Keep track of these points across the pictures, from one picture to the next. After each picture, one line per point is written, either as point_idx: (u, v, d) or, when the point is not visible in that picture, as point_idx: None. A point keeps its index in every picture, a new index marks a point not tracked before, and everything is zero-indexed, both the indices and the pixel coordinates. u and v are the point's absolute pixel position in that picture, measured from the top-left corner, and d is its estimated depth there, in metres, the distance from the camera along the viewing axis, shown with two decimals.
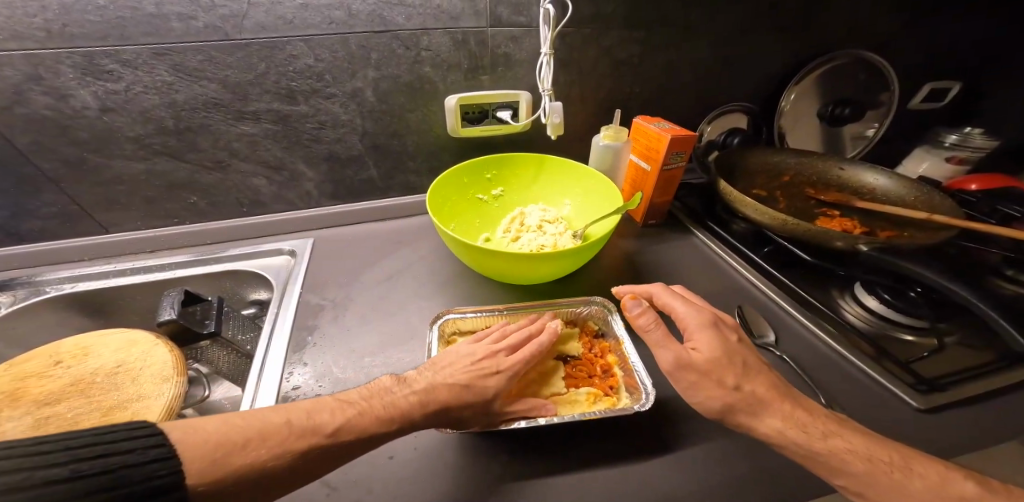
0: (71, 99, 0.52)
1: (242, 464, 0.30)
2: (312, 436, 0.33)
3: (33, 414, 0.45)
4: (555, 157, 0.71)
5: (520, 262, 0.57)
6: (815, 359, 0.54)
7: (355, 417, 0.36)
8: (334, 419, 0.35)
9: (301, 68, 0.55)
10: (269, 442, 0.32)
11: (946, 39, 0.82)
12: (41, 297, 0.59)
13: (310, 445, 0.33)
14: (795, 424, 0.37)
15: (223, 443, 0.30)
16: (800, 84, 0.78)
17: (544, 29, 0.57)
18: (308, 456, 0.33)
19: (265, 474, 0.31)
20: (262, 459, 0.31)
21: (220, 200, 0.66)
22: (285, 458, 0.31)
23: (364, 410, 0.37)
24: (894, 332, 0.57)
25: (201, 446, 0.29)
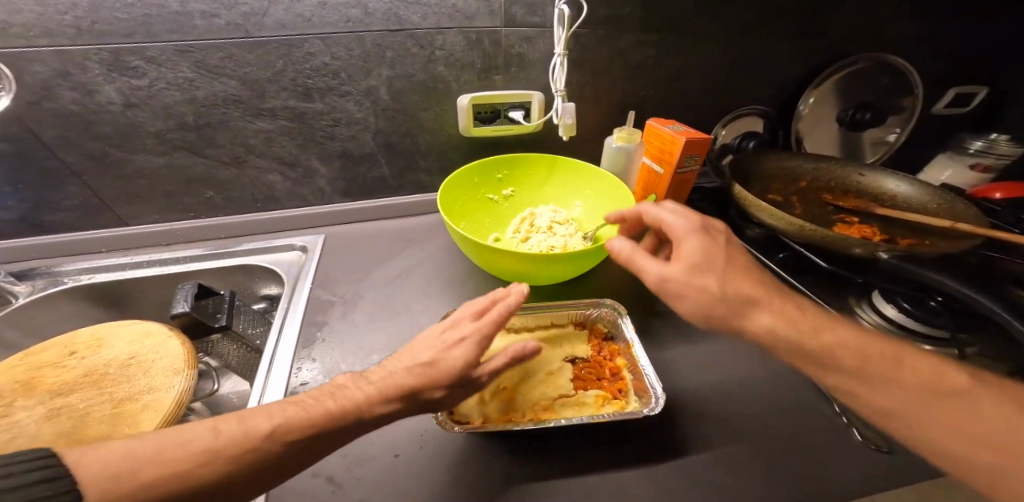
0: (98, 95, 0.53)
1: (160, 474, 0.26)
2: (245, 438, 0.30)
3: (45, 405, 0.46)
4: (567, 158, 0.70)
5: (530, 263, 0.57)
6: None
7: (295, 417, 0.32)
8: (268, 421, 0.31)
9: (318, 66, 0.56)
10: (189, 451, 0.28)
11: (971, 42, 0.80)
12: (58, 287, 0.61)
13: (238, 451, 0.29)
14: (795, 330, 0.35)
15: (134, 460, 0.27)
16: (819, 87, 0.76)
17: (558, 29, 0.57)
18: (241, 460, 0.29)
19: (189, 487, 0.27)
20: (184, 468, 0.27)
21: (235, 196, 0.67)
22: (212, 466, 0.28)
23: (301, 410, 0.33)
24: (914, 342, 0.55)
25: (115, 465, 0.26)
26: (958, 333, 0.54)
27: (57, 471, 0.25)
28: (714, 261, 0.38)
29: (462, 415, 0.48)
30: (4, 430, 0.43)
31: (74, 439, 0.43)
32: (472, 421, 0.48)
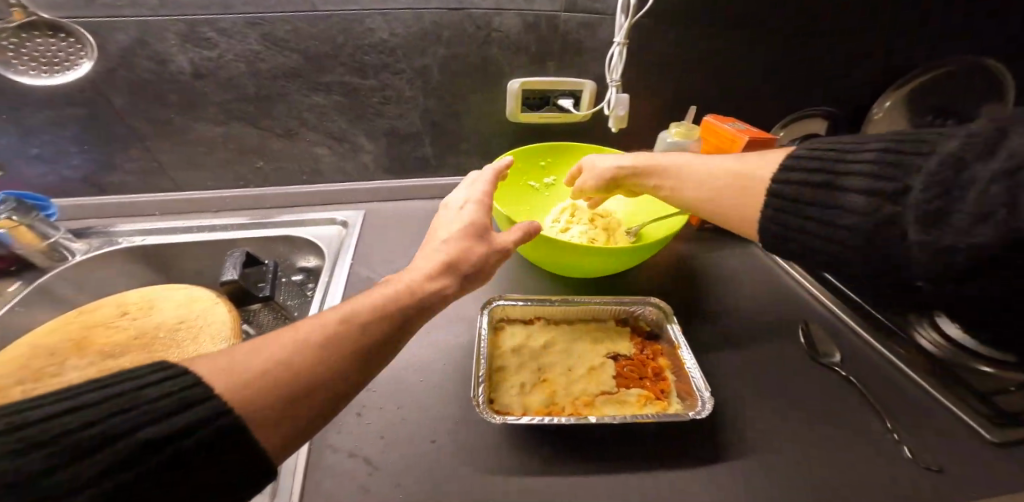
0: (170, 64, 0.55)
1: (262, 366, 0.25)
2: (324, 328, 0.29)
3: (97, 365, 0.48)
4: (613, 150, 0.68)
5: (577, 253, 0.55)
6: (883, 384, 0.53)
7: (364, 304, 0.32)
8: (336, 313, 0.31)
9: (377, 42, 0.57)
10: (279, 344, 0.27)
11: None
12: (113, 247, 0.63)
13: (325, 336, 0.29)
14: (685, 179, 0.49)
15: (233, 358, 0.25)
16: (898, 91, 0.73)
17: (621, 18, 0.55)
18: (330, 346, 0.28)
19: (297, 373, 0.26)
20: (285, 356, 0.26)
21: (283, 167, 0.68)
22: (308, 351, 0.27)
23: (367, 301, 0.33)
24: (973, 364, 0.53)
25: (219, 368, 0.25)
26: None
27: (175, 373, 0.24)
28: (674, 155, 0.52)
29: (500, 404, 0.47)
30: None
31: None
32: (512, 411, 0.46)
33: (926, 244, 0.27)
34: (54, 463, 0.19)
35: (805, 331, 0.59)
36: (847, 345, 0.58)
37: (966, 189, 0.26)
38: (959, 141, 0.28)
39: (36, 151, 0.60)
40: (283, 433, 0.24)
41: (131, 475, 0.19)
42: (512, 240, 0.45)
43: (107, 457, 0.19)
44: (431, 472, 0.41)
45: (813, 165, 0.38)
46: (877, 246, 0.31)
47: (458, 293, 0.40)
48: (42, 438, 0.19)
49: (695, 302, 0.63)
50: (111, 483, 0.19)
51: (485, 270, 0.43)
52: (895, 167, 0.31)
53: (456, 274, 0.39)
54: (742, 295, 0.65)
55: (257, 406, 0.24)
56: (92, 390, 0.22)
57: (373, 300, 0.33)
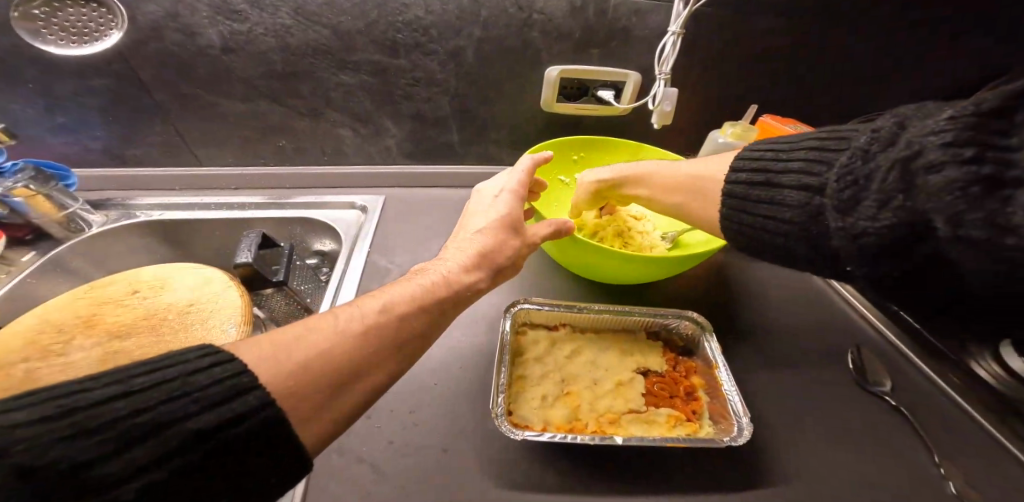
0: (199, 37, 0.53)
1: (305, 357, 0.25)
2: (364, 318, 0.29)
3: (103, 346, 0.46)
4: (653, 149, 0.63)
5: (610, 258, 0.50)
6: (941, 421, 0.47)
7: (401, 294, 0.32)
8: (374, 302, 0.31)
9: (411, 20, 0.53)
10: (320, 333, 0.27)
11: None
12: (131, 220, 0.61)
13: (363, 327, 0.28)
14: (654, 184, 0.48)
15: (276, 346, 0.25)
16: None
17: (679, 6, 0.51)
18: (370, 337, 0.28)
19: (338, 366, 0.26)
20: (327, 347, 0.26)
21: (305, 147, 0.66)
22: (348, 342, 0.27)
23: (404, 291, 0.33)
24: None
25: (264, 354, 0.25)
26: None
27: (225, 359, 0.23)
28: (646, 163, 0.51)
29: (519, 417, 0.43)
30: (65, 368, 0.43)
31: None
32: (532, 425, 0.42)
33: (842, 231, 0.28)
34: (107, 449, 0.18)
35: (857, 357, 0.53)
36: (902, 375, 0.52)
37: (869, 179, 0.26)
38: (867, 134, 0.28)
39: (59, 120, 0.58)
40: (323, 424, 0.25)
41: (181, 463, 0.19)
42: (544, 234, 0.42)
43: (157, 445, 0.19)
44: (437, 484, 0.37)
45: (756, 165, 0.37)
46: (808, 238, 0.32)
47: (490, 287, 0.39)
48: (94, 424, 0.19)
49: (734, 316, 0.58)
50: (160, 473, 0.19)
51: (517, 264, 0.41)
52: (822, 160, 0.32)
53: (491, 267, 0.38)
54: (787, 314, 0.59)
55: (300, 398, 0.24)
56: (140, 373, 0.21)
57: (411, 290, 0.33)
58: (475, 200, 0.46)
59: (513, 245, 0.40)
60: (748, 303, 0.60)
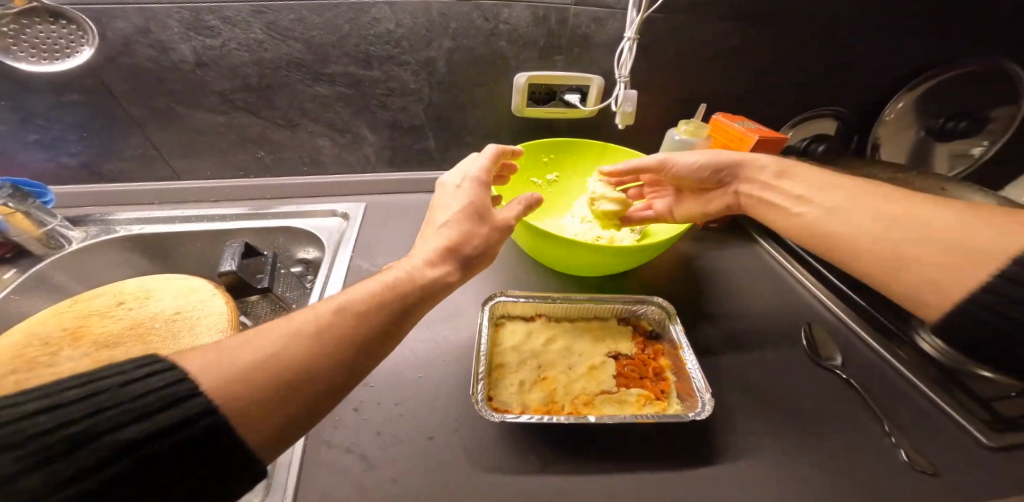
0: (172, 53, 0.54)
1: (252, 359, 0.26)
2: (318, 320, 0.30)
3: (91, 357, 0.47)
4: (618, 148, 0.68)
5: (582, 250, 0.53)
6: (884, 387, 0.52)
7: (361, 294, 0.33)
8: (331, 304, 0.32)
9: (382, 33, 0.56)
10: (271, 337, 0.28)
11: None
12: (111, 235, 0.62)
13: (317, 329, 0.30)
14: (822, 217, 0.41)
15: (224, 351, 0.27)
16: (913, 91, 0.73)
17: (632, 13, 0.55)
18: (323, 338, 0.29)
19: (286, 368, 0.27)
20: (274, 350, 0.27)
21: (284, 158, 0.68)
22: (299, 345, 0.28)
23: (362, 290, 0.34)
24: (973, 368, 0.52)
25: (212, 358, 0.26)
26: None
27: (165, 366, 0.24)
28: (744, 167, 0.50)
29: (500, 401, 0.46)
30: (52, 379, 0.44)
31: None
32: (511, 408, 0.45)
33: None
34: (28, 465, 0.19)
35: (809, 332, 0.58)
36: (850, 348, 0.57)
37: None
38: None
39: (34, 138, 0.59)
40: (270, 426, 0.26)
41: (111, 472, 0.21)
42: (513, 214, 0.45)
43: (89, 455, 0.21)
44: (423, 473, 0.40)
45: None
46: None
47: (461, 279, 0.40)
48: (21, 436, 0.20)
49: (700, 303, 0.62)
50: (91, 483, 0.20)
51: (483, 256, 0.42)
52: None
53: (456, 261, 0.40)
54: (746, 298, 0.64)
55: (243, 400, 0.25)
56: (72, 386, 0.22)
57: (372, 287, 0.34)
58: (438, 194, 0.46)
59: (476, 237, 0.41)
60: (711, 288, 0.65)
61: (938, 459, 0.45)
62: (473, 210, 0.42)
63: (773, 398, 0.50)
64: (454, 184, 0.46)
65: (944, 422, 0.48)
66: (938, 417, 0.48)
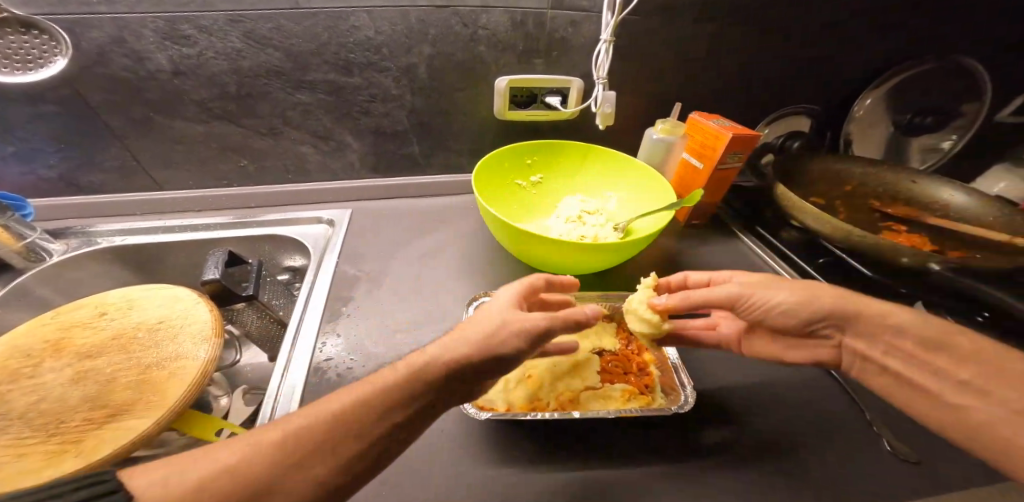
0: (148, 62, 0.54)
1: (206, 473, 0.25)
2: (289, 425, 0.29)
3: (73, 367, 0.46)
4: (600, 148, 0.69)
5: (563, 247, 0.53)
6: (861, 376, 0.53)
7: (343, 397, 0.31)
8: (310, 409, 0.30)
9: (361, 40, 0.56)
10: (238, 444, 0.27)
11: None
12: (93, 247, 0.61)
13: (285, 436, 0.28)
14: (888, 334, 0.41)
15: (185, 465, 0.26)
16: (877, 90, 0.76)
17: (607, 16, 0.56)
18: (287, 450, 0.27)
19: (241, 483, 0.25)
20: (239, 469, 0.26)
21: (267, 166, 0.68)
22: (260, 456, 0.27)
23: (360, 392, 0.31)
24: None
25: (181, 475, 0.25)
26: None
27: (105, 490, 0.23)
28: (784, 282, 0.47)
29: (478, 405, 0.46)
30: (33, 391, 0.43)
31: (100, 406, 0.42)
32: (496, 407, 0.46)
33: None
34: None
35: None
36: None
37: None
38: None
39: (10, 150, 0.58)
40: None
41: None
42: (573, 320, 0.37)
43: None
44: (410, 474, 0.40)
45: None
46: None
47: (467, 387, 0.34)
48: None
49: None
50: None
51: (500, 367, 0.35)
52: None
53: (467, 372, 0.34)
54: None
55: None
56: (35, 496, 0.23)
57: (356, 389, 0.31)
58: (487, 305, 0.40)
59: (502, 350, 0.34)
60: None
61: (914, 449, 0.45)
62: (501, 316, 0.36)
63: (753, 388, 0.51)
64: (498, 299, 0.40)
65: None
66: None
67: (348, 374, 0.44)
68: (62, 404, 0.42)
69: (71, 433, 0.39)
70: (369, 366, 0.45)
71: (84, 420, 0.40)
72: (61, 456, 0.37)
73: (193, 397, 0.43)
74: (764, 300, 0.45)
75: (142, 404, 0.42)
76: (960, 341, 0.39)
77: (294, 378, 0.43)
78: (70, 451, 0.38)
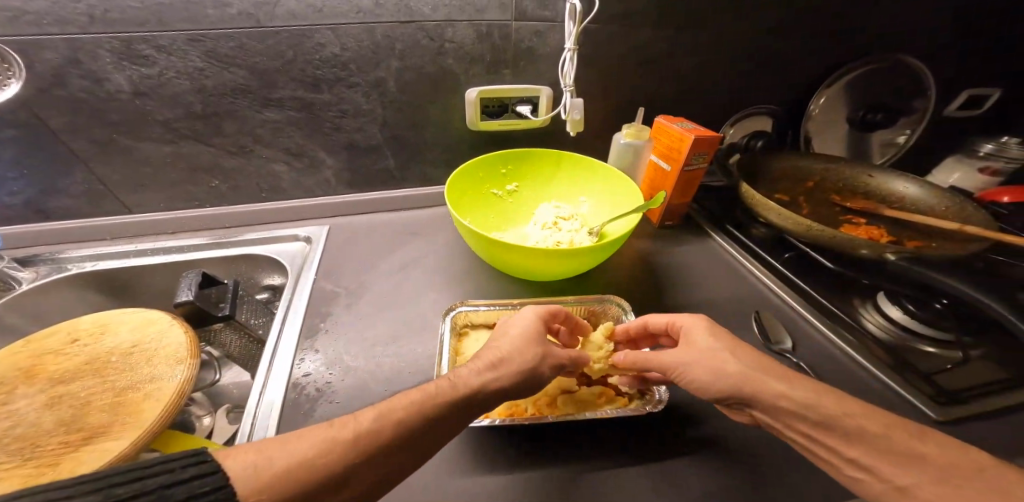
0: (107, 83, 0.53)
1: (286, 463, 0.26)
2: (357, 424, 0.30)
3: (46, 392, 0.46)
4: (572, 155, 0.70)
5: (536, 256, 0.54)
6: (831, 366, 0.50)
7: (403, 402, 0.32)
8: (374, 409, 0.31)
9: (328, 57, 0.57)
10: (310, 437, 0.28)
11: (965, 50, 0.82)
12: (62, 274, 0.60)
13: (355, 434, 0.29)
14: (786, 416, 0.35)
15: (265, 452, 0.27)
16: (830, 88, 0.79)
17: (569, 24, 0.57)
18: (358, 448, 0.28)
19: (317, 478, 0.26)
20: (322, 464, 0.27)
21: (241, 185, 0.67)
22: (334, 452, 0.28)
23: (418, 398, 0.33)
24: (916, 344, 0.53)
25: (269, 464, 0.26)
26: (962, 335, 0.53)
27: (209, 469, 0.25)
28: (726, 339, 0.40)
29: None
30: (4, 418, 0.43)
31: (75, 429, 0.42)
32: None
33: None
34: None
35: (758, 320, 0.56)
36: (796, 328, 0.56)
37: None
38: None
39: None
40: None
41: None
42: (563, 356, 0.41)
43: None
44: None
45: None
46: None
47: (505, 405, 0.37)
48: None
49: (661, 293, 0.62)
50: None
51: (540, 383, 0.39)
52: None
53: (512, 390, 0.37)
54: (698, 287, 0.63)
55: None
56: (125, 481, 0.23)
57: (414, 396, 0.33)
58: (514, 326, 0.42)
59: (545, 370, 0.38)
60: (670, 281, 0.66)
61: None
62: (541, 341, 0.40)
63: None
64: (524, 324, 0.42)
65: (887, 399, 0.46)
66: (885, 394, 0.47)
67: (327, 388, 0.45)
68: (37, 429, 0.42)
69: (46, 458, 0.39)
70: (348, 380, 0.46)
71: (59, 444, 0.40)
72: (37, 480, 0.37)
73: (170, 418, 0.44)
74: (683, 376, 0.39)
75: (118, 426, 0.42)
76: (849, 419, 0.32)
77: (272, 395, 0.43)
78: (47, 475, 0.38)
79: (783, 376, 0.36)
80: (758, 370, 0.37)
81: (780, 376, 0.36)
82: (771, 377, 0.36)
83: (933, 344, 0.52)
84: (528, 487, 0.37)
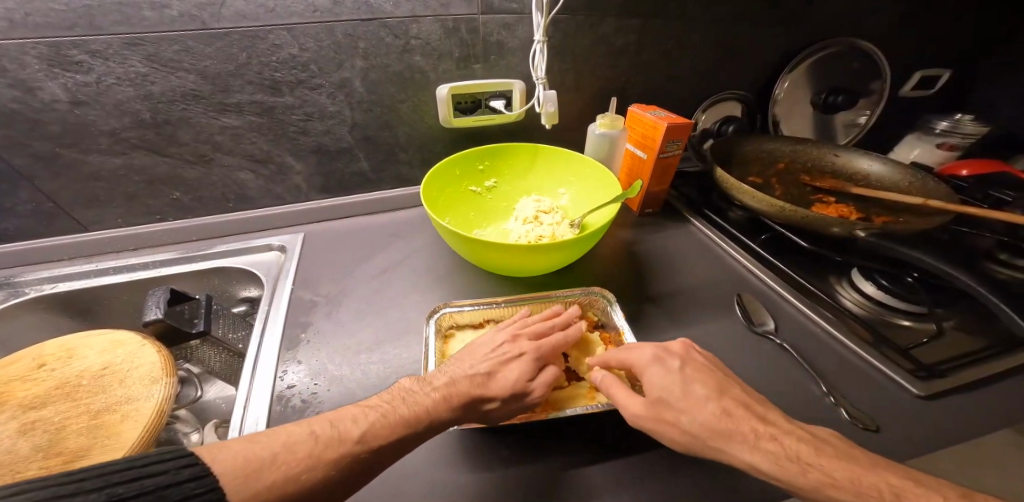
0: (40, 92, 0.50)
1: (275, 477, 0.28)
2: (338, 444, 0.32)
3: (18, 419, 0.43)
4: (548, 147, 0.70)
5: (515, 253, 0.54)
6: (811, 343, 0.52)
7: (382, 418, 0.34)
8: (357, 427, 0.33)
9: (286, 58, 0.54)
10: (297, 454, 0.30)
11: (921, 31, 0.85)
12: (21, 298, 0.56)
13: (333, 452, 0.31)
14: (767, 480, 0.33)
15: (257, 466, 0.29)
16: (793, 73, 0.81)
17: (537, 16, 0.57)
18: (335, 466, 0.31)
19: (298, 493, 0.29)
20: (294, 472, 0.29)
21: (206, 196, 0.65)
22: (314, 469, 0.30)
23: (393, 414, 0.35)
24: (891, 318, 0.55)
25: (249, 469, 0.28)
26: (934, 308, 0.56)
27: (203, 472, 0.26)
28: (694, 388, 0.37)
29: None
30: None
31: (54, 453, 0.40)
32: None
33: None
34: None
35: (740, 302, 0.58)
36: (775, 310, 0.57)
37: None
38: None
39: None
40: None
41: None
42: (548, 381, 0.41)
43: None
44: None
45: None
46: None
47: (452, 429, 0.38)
48: None
49: (643, 282, 0.63)
50: None
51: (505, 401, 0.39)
52: None
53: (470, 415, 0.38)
54: (679, 274, 0.64)
55: None
56: (123, 481, 0.24)
57: (398, 413, 0.35)
58: (481, 348, 0.44)
59: (521, 406, 0.40)
60: (657, 269, 0.65)
61: (867, 413, 0.44)
62: (522, 373, 0.41)
63: None
64: (496, 354, 0.43)
65: (871, 375, 0.48)
66: (869, 372, 0.49)
67: (313, 399, 0.44)
68: (13, 456, 0.40)
69: None
70: (334, 389, 0.46)
71: (38, 470, 0.39)
72: None
73: (150, 437, 0.43)
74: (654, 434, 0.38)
75: (99, 447, 0.41)
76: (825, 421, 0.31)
77: (256, 413, 0.42)
78: None
79: (745, 442, 0.34)
80: (710, 442, 0.35)
81: (740, 440, 0.34)
82: (733, 444, 0.34)
83: (907, 317, 0.55)
84: (523, 489, 0.37)
